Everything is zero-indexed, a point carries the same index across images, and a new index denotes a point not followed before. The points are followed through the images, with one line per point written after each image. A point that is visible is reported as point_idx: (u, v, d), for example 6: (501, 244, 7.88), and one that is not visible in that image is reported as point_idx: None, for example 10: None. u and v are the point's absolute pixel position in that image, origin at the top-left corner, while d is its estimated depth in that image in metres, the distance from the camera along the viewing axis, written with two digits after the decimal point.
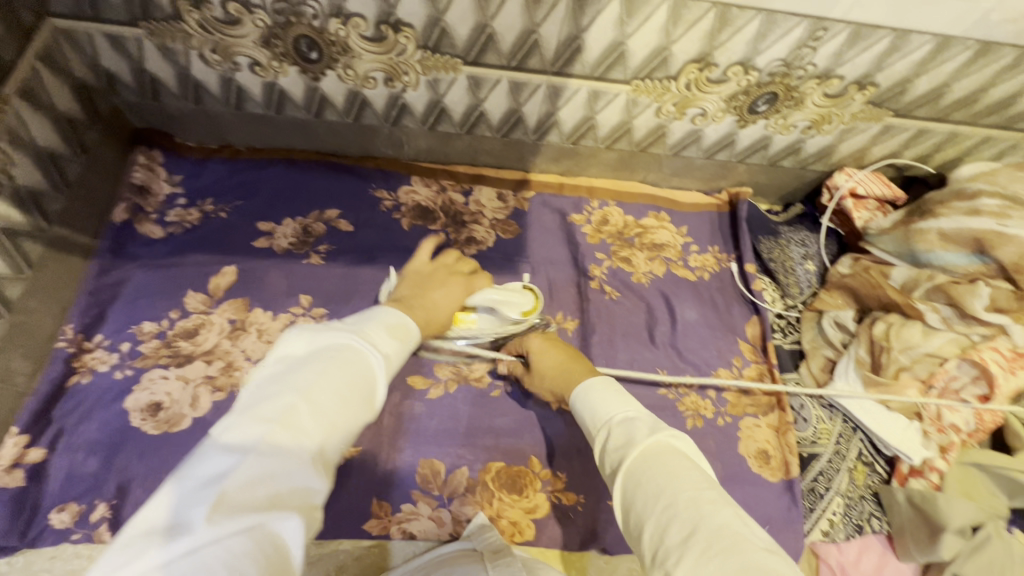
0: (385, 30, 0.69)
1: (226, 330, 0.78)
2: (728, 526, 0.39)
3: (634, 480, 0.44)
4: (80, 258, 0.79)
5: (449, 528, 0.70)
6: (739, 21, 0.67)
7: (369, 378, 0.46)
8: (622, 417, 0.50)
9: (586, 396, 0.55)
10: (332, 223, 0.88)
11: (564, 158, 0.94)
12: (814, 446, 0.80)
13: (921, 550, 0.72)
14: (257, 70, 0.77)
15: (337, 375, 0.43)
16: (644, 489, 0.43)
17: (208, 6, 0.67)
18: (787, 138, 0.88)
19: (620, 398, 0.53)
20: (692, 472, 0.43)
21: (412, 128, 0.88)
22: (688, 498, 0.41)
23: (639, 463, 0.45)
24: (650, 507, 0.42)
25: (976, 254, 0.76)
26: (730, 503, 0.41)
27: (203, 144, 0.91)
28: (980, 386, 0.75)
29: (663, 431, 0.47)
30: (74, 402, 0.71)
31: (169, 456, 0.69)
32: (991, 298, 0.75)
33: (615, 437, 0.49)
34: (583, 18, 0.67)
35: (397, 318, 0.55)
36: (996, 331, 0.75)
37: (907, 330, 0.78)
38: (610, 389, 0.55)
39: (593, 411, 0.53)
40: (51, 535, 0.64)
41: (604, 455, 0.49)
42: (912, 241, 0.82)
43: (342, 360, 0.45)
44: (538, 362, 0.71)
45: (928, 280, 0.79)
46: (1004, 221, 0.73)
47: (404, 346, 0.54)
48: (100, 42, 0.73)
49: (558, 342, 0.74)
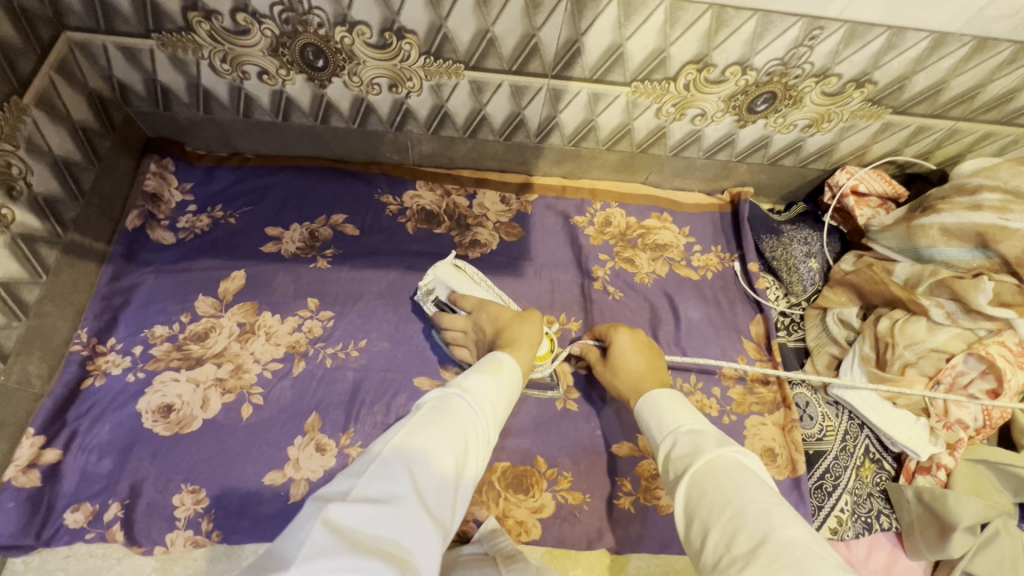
0: (389, 37, 0.71)
1: (236, 333, 0.79)
2: (800, 540, 0.38)
3: (699, 488, 0.45)
4: (94, 264, 0.81)
5: (455, 527, 0.71)
6: (736, 22, 0.68)
7: (465, 417, 0.49)
8: (691, 428, 0.51)
9: (654, 406, 0.57)
10: (338, 228, 0.89)
11: (566, 160, 0.95)
12: (820, 443, 0.80)
13: (931, 549, 0.72)
14: (265, 78, 0.79)
15: (426, 420, 0.47)
16: (711, 497, 0.44)
17: (218, 17, 0.69)
18: (787, 137, 0.89)
19: (689, 412, 0.54)
20: (761, 487, 0.43)
21: (416, 134, 0.90)
22: (755, 509, 0.41)
23: (706, 472, 0.46)
24: (716, 514, 0.42)
25: (979, 248, 0.76)
26: (802, 521, 0.40)
27: (212, 151, 0.94)
28: (989, 380, 0.74)
29: (731, 444, 0.48)
30: (88, 405, 0.73)
31: (180, 457, 0.70)
32: (996, 292, 0.74)
33: (682, 445, 0.50)
34: (581, 22, 0.68)
35: (491, 358, 0.61)
36: (1003, 326, 0.74)
37: (912, 326, 0.78)
38: (676, 402, 0.56)
39: (660, 420, 0.55)
40: (66, 534, 0.66)
41: (668, 461, 0.50)
42: (914, 237, 0.82)
43: (432, 408, 0.49)
44: (619, 358, 0.72)
45: (931, 276, 0.79)
46: (1007, 215, 0.73)
47: (502, 393, 0.56)
48: (114, 53, 0.75)
49: (646, 348, 0.74)
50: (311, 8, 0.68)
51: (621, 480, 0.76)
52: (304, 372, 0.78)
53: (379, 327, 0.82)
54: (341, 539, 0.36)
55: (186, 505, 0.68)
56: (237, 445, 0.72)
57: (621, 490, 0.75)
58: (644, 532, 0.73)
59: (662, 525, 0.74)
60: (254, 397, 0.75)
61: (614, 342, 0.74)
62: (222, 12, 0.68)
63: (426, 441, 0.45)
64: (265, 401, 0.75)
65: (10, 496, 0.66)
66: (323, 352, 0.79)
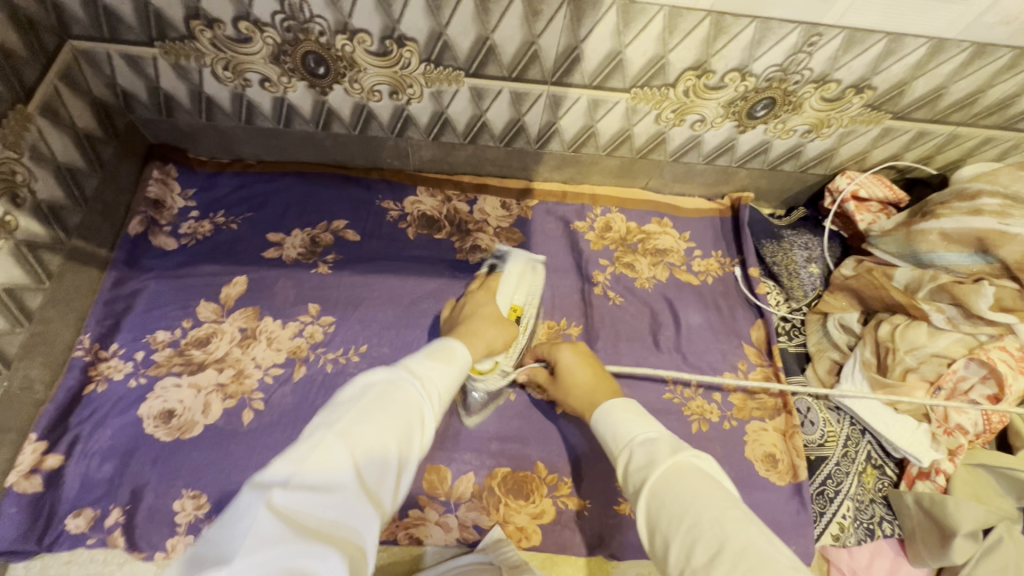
0: (390, 45, 0.72)
1: (237, 338, 0.80)
2: (753, 543, 0.38)
3: (658, 500, 0.44)
4: (96, 269, 0.81)
5: (456, 533, 0.71)
6: (734, 29, 0.68)
7: (416, 402, 0.46)
8: (645, 437, 0.50)
9: (608, 417, 0.55)
10: (339, 234, 0.90)
11: (567, 166, 0.96)
12: (821, 449, 0.80)
13: (933, 556, 0.71)
14: (267, 85, 0.79)
15: (373, 401, 0.44)
16: (669, 509, 0.43)
17: (220, 25, 0.70)
18: (787, 143, 0.89)
19: (642, 419, 0.53)
20: (716, 492, 0.43)
21: (417, 139, 0.90)
22: (712, 517, 0.40)
23: (662, 484, 0.45)
24: (675, 526, 0.42)
25: (979, 253, 0.76)
26: (755, 522, 0.40)
27: (215, 158, 0.94)
28: (990, 386, 0.75)
29: (685, 449, 0.47)
30: (90, 409, 0.73)
31: (181, 462, 0.70)
32: (997, 297, 0.74)
33: (637, 458, 0.48)
34: (580, 29, 0.68)
35: (443, 346, 0.57)
36: (1004, 331, 0.74)
37: (913, 331, 0.78)
38: (627, 409, 0.55)
39: (616, 432, 0.53)
40: (67, 540, 0.66)
41: (627, 476, 0.49)
42: (914, 241, 0.82)
43: (380, 388, 0.45)
44: (566, 376, 0.68)
45: (932, 281, 0.79)
46: (1006, 220, 0.73)
47: (450, 375, 0.53)
48: (117, 61, 0.76)
49: (589, 360, 0.70)
50: (312, 16, 0.68)
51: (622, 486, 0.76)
52: (305, 377, 0.78)
53: (380, 333, 0.83)
54: (282, 534, 0.33)
55: (187, 510, 0.68)
56: (238, 450, 0.72)
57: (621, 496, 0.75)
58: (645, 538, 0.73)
59: None
60: (255, 403, 0.75)
61: (559, 362, 0.70)
62: (224, 20, 0.69)
63: (371, 425, 0.42)
64: (266, 406, 0.75)
65: (13, 501, 0.66)
66: (324, 358, 0.80)
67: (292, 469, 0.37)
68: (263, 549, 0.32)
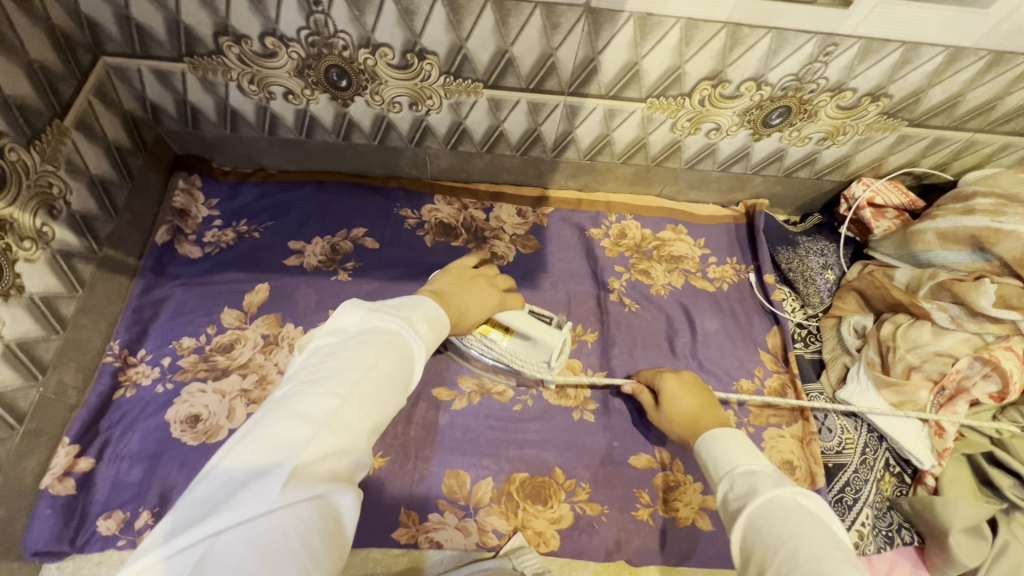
0: (411, 58, 0.73)
1: (260, 344, 0.81)
2: None
3: (755, 530, 0.45)
4: (126, 278, 0.84)
5: (475, 537, 0.71)
6: (750, 39, 0.69)
7: (417, 363, 0.49)
8: (747, 468, 0.51)
9: (710, 442, 0.57)
10: (358, 241, 0.92)
11: (582, 173, 0.97)
12: (839, 456, 0.79)
13: (947, 564, 0.71)
14: (290, 98, 0.81)
15: (390, 356, 0.47)
16: (766, 539, 0.44)
17: (247, 41, 0.72)
18: (802, 150, 0.90)
19: (745, 449, 0.53)
20: (819, 531, 0.43)
21: (435, 149, 0.92)
22: (811, 553, 0.40)
23: (759, 514, 0.45)
24: (770, 556, 0.42)
25: (978, 251, 0.77)
26: (860, 567, 0.39)
27: (238, 168, 0.97)
28: (993, 382, 0.75)
29: (787, 485, 0.47)
30: (120, 413, 0.75)
31: (207, 465, 0.72)
32: (1000, 295, 0.73)
33: (737, 487, 0.49)
34: (598, 42, 0.70)
35: (434, 309, 0.57)
36: (1009, 330, 0.73)
37: (915, 331, 0.78)
38: (734, 439, 0.55)
39: (716, 459, 0.54)
40: (99, 541, 0.68)
41: (725, 503, 0.50)
42: (911, 243, 0.84)
43: (396, 344, 0.48)
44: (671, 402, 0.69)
45: (931, 279, 0.80)
46: (999, 218, 0.75)
47: (439, 339, 0.56)
48: (147, 76, 0.78)
49: (696, 388, 0.72)
50: (336, 31, 0.70)
51: (639, 491, 0.76)
52: None
53: None
54: (313, 474, 0.38)
55: None
56: None
57: (639, 502, 0.76)
58: (663, 544, 0.73)
59: (681, 537, 0.74)
60: None
61: (662, 388, 0.72)
62: (252, 36, 0.71)
63: (385, 378, 0.45)
64: None
65: (47, 503, 0.68)
66: None
67: (320, 411, 0.41)
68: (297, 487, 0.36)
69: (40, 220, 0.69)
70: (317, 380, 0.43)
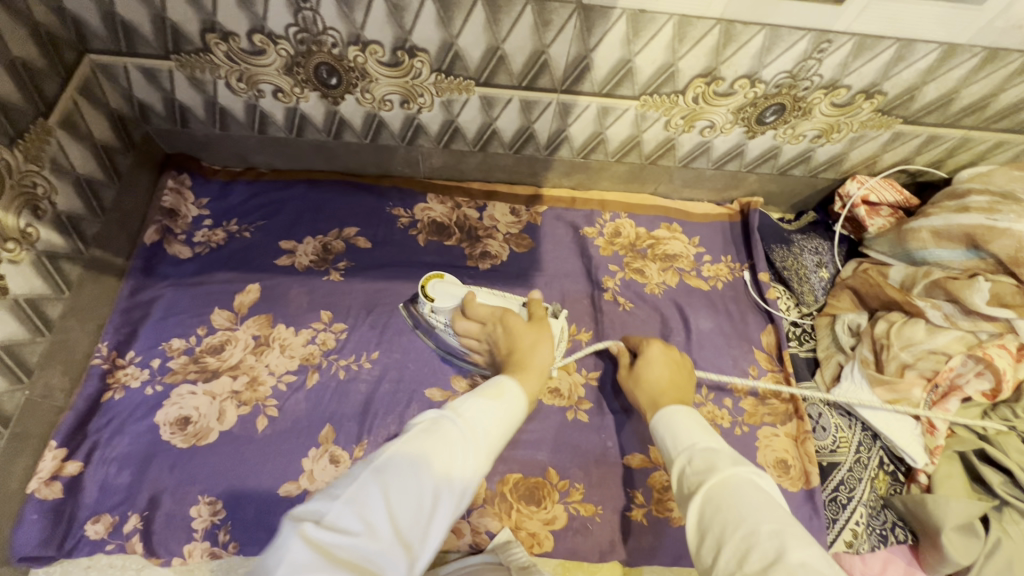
0: (401, 56, 0.72)
1: (251, 346, 0.81)
2: (812, 563, 0.38)
3: (714, 505, 0.44)
4: (114, 278, 0.83)
5: (468, 538, 0.71)
6: (744, 36, 0.68)
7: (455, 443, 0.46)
8: (706, 446, 0.50)
9: (667, 421, 0.56)
10: (350, 241, 0.91)
11: (576, 172, 0.96)
12: (833, 455, 0.79)
13: (940, 562, 0.70)
14: (280, 96, 0.80)
15: (419, 442, 0.45)
16: (725, 514, 0.43)
17: (235, 38, 0.71)
18: (797, 148, 0.89)
19: (704, 429, 0.53)
20: (777, 509, 0.43)
21: (427, 147, 0.91)
22: (771, 531, 0.40)
23: (718, 491, 0.45)
24: (730, 533, 0.42)
25: (972, 249, 0.78)
26: (818, 545, 0.40)
27: (229, 166, 0.96)
28: (985, 380, 0.75)
29: (746, 465, 0.47)
30: (109, 416, 0.74)
31: (198, 468, 0.71)
32: (994, 293, 0.74)
33: (694, 464, 0.49)
34: (590, 38, 0.69)
35: (491, 382, 0.56)
36: (1004, 329, 0.75)
37: (909, 328, 0.78)
38: (692, 418, 0.55)
39: (675, 436, 0.53)
40: (87, 545, 0.67)
41: (681, 480, 0.49)
42: (906, 241, 0.85)
43: (428, 430, 0.46)
44: (648, 368, 0.71)
45: (924, 277, 0.80)
46: (995, 216, 0.75)
47: (498, 412, 0.52)
48: (134, 74, 0.77)
49: (675, 364, 0.72)
50: (326, 29, 0.69)
51: (633, 492, 0.76)
52: (318, 384, 0.79)
53: (392, 339, 0.83)
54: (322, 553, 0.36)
55: (203, 517, 0.69)
56: (254, 456, 0.73)
57: (633, 502, 0.75)
58: (658, 544, 0.73)
59: (676, 537, 0.74)
60: (269, 410, 0.76)
61: (644, 354, 0.73)
62: (239, 33, 0.70)
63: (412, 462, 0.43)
64: (280, 413, 0.76)
65: (34, 508, 0.67)
66: (336, 365, 0.80)
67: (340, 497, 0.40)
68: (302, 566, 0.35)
69: (24, 221, 0.68)
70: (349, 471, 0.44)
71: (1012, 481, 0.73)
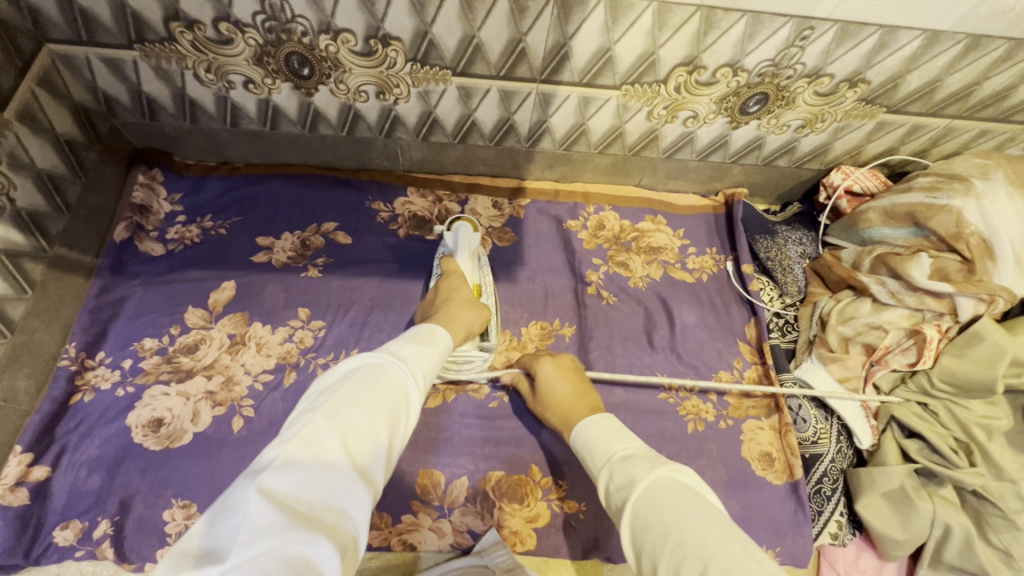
0: (374, 44, 0.70)
1: (226, 345, 0.79)
2: (735, 563, 0.36)
3: (642, 521, 0.43)
4: (82, 277, 0.80)
5: (449, 538, 0.70)
6: (725, 24, 0.67)
7: (395, 386, 0.49)
8: (623, 455, 0.50)
9: (586, 435, 0.55)
10: (329, 236, 0.89)
11: (559, 164, 0.95)
12: (816, 447, 0.78)
13: (896, 547, 0.71)
14: (251, 87, 0.78)
15: (359, 388, 0.47)
16: (652, 529, 0.42)
17: (200, 27, 0.68)
18: (780, 138, 0.88)
19: (619, 437, 0.52)
20: (699, 507, 0.42)
21: (405, 140, 0.89)
22: (694, 536, 0.39)
23: (642, 503, 0.44)
24: (660, 548, 0.40)
25: (916, 228, 0.79)
26: (740, 540, 0.39)
27: (202, 161, 0.93)
28: (909, 354, 0.75)
29: (664, 464, 0.47)
30: (78, 419, 0.72)
31: (170, 471, 0.70)
32: (937, 267, 0.74)
33: (616, 477, 0.48)
34: (568, 25, 0.67)
35: (422, 330, 0.61)
36: (947, 308, 0.73)
37: (854, 306, 0.80)
38: (608, 426, 0.55)
39: (594, 452, 0.53)
40: (56, 552, 0.65)
41: (609, 497, 0.48)
42: (857, 223, 0.87)
43: (364, 375, 0.48)
44: (546, 390, 0.69)
45: (869, 254, 0.82)
46: (935, 193, 0.77)
47: (431, 350, 0.58)
48: (97, 65, 0.74)
49: (573, 373, 0.71)
50: (294, 16, 0.67)
51: None
52: (295, 383, 0.77)
53: (371, 336, 0.81)
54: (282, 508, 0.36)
55: (176, 521, 0.67)
56: (228, 459, 0.71)
57: None
58: None
59: None
60: (245, 410, 0.74)
61: (538, 375, 0.71)
62: (205, 22, 0.68)
63: (357, 405, 0.45)
64: (256, 413, 0.74)
65: None
66: (314, 363, 0.79)
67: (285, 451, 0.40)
68: (267, 531, 0.34)
69: None
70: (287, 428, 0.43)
71: (930, 448, 0.72)
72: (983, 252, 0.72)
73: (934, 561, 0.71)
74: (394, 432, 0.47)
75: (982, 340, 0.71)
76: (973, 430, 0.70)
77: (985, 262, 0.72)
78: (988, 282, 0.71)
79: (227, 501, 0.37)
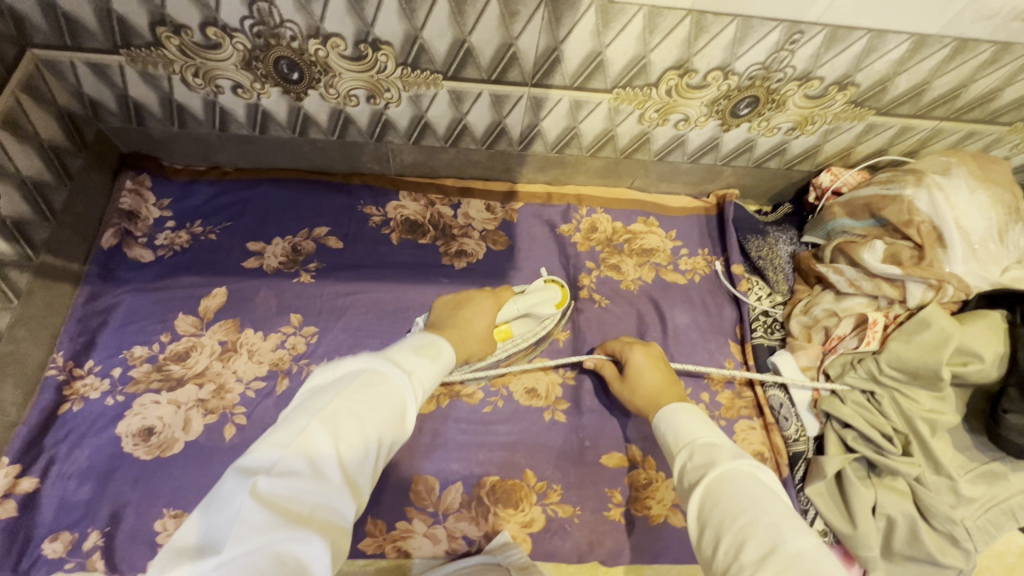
0: (364, 49, 0.70)
1: (217, 351, 0.78)
2: (808, 553, 0.40)
3: (714, 498, 0.47)
4: (69, 285, 0.79)
5: (445, 544, 0.70)
6: (715, 27, 0.67)
7: (394, 396, 0.49)
8: (707, 441, 0.53)
9: (670, 416, 0.59)
10: (320, 241, 0.88)
11: (551, 167, 0.95)
12: (797, 445, 0.78)
13: (865, 548, 0.68)
14: (239, 92, 0.77)
15: (357, 394, 0.46)
16: (723, 506, 0.46)
17: (187, 31, 0.68)
18: (771, 140, 0.89)
19: (707, 426, 0.55)
20: (776, 501, 0.45)
21: (397, 143, 0.88)
22: (769, 521, 0.43)
23: (718, 483, 0.48)
24: (728, 523, 0.44)
25: (874, 218, 0.83)
26: (814, 536, 0.42)
27: (190, 165, 0.92)
28: (855, 339, 0.78)
29: (746, 458, 0.50)
30: (66, 430, 0.71)
31: (162, 481, 0.69)
32: (888, 252, 0.79)
33: (695, 457, 0.52)
34: (559, 30, 0.67)
35: (428, 340, 0.59)
36: (901, 294, 0.77)
37: (819, 299, 0.84)
38: (693, 415, 0.57)
39: (676, 431, 0.56)
40: (44, 565, 0.64)
41: (683, 472, 0.52)
42: (822, 217, 0.90)
43: (362, 380, 0.48)
44: (637, 377, 0.70)
45: (830, 245, 0.86)
46: (887, 185, 0.81)
47: (437, 360, 0.57)
48: (82, 70, 0.73)
49: (663, 364, 0.72)
50: (283, 21, 0.66)
51: (611, 491, 0.75)
52: (288, 390, 0.76)
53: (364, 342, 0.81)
54: (268, 516, 0.36)
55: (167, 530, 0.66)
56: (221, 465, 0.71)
57: (611, 502, 0.74)
58: (636, 542, 0.72)
59: (654, 535, 0.73)
60: (237, 417, 0.74)
61: (630, 362, 0.73)
62: (191, 26, 0.67)
63: (352, 414, 0.45)
64: (248, 421, 0.74)
65: None
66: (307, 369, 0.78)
67: (277, 455, 0.40)
68: (251, 536, 0.35)
69: None
70: (280, 428, 0.44)
71: (863, 437, 0.73)
72: (932, 237, 0.76)
73: (888, 554, 0.71)
74: (386, 444, 0.47)
75: (928, 327, 0.70)
76: (917, 424, 0.71)
77: (936, 250, 0.76)
78: (937, 268, 0.75)
79: (216, 502, 0.38)
